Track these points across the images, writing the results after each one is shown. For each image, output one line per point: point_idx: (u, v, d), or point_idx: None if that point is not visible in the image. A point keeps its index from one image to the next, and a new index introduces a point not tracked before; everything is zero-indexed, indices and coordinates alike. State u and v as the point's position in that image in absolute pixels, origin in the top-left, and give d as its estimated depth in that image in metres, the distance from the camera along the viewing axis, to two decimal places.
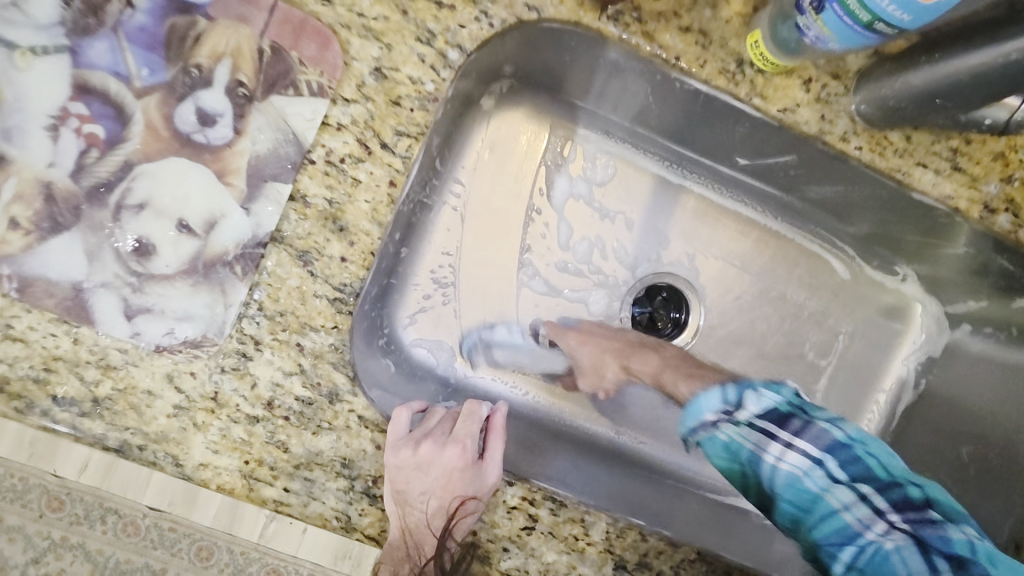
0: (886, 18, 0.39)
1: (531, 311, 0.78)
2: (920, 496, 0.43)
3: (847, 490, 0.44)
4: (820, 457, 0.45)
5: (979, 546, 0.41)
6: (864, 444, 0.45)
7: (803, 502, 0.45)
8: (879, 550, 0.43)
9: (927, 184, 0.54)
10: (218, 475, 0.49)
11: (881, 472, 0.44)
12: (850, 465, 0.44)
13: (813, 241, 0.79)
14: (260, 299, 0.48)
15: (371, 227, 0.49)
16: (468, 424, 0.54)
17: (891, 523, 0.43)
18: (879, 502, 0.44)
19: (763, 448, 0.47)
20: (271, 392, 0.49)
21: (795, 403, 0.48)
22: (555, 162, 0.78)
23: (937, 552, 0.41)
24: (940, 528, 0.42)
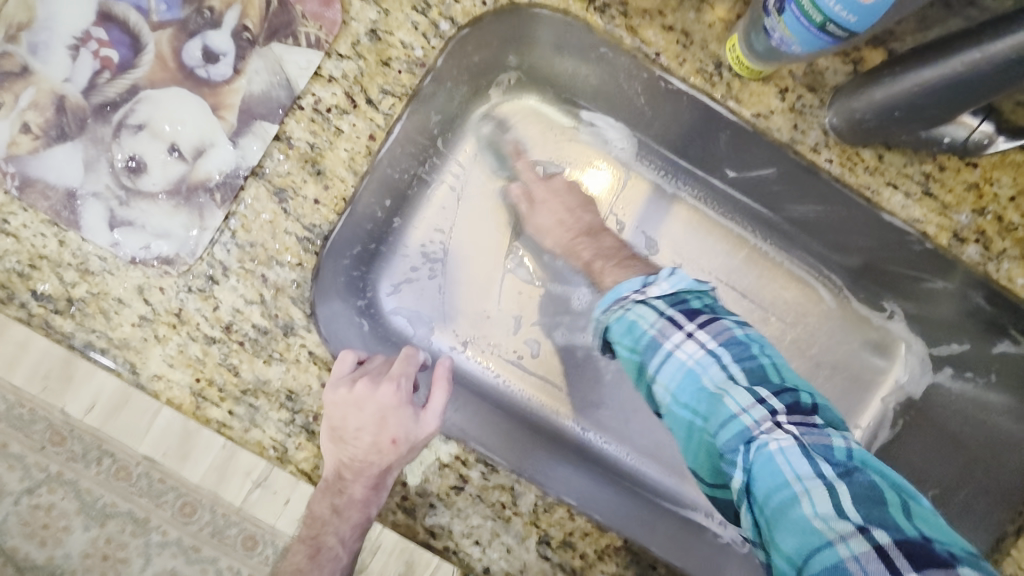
0: (836, 20, 0.43)
1: (512, 296, 0.80)
2: (809, 404, 0.43)
3: (746, 393, 0.43)
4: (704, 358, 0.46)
5: (857, 451, 0.39)
6: (761, 354, 0.46)
7: (700, 390, 0.45)
8: (763, 449, 0.40)
9: (896, 206, 0.54)
10: (169, 389, 0.52)
11: (776, 375, 0.44)
12: (745, 359, 0.45)
13: (802, 267, 0.80)
14: (234, 228, 0.51)
15: (347, 174, 0.52)
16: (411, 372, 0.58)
17: (776, 422, 0.41)
18: (773, 402, 0.42)
19: (665, 329, 0.48)
20: (231, 316, 0.52)
21: (699, 293, 0.51)
22: (555, 158, 0.80)
23: (801, 442, 0.40)
24: (825, 434, 0.40)
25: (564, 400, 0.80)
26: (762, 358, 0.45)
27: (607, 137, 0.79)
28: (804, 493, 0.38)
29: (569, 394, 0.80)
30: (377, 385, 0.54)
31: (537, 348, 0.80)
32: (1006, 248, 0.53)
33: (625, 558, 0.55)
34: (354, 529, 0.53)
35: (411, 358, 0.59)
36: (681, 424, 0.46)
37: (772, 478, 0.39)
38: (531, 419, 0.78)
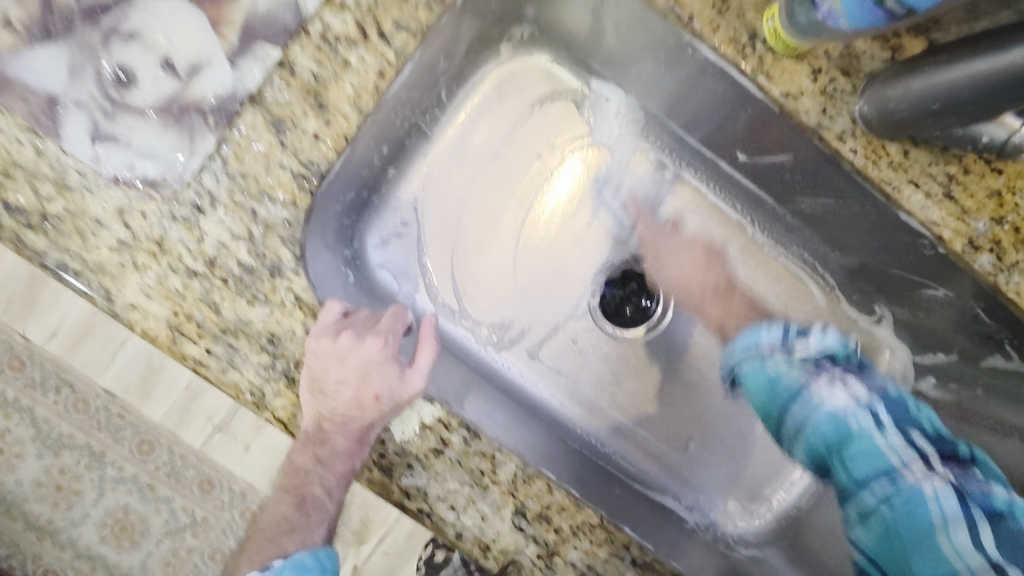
0: None
1: (505, 262, 0.78)
2: (966, 454, 0.46)
3: (874, 418, 0.47)
4: (914, 406, 0.48)
5: (1017, 503, 0.42)
6: (925, 415, 0.48)
7: (931, 434, 0.47)
8: (915, 491, 0.43)
9: (915, 205, 0.53)
10: (145, 320, 0.49)
11: (926, 424, 0.47)
12: (903, 424, 0.47)
13: (798, 262, 0.78)
14: (225, 155, 0.48)
15: (351, 111, 0.49)
16: (397, 327, 0.56)
17: (933, 470, 0.44)
18: (969, 467, 0.44)
19: (816, 376, 0.50)
20: (215, 250, 0.49)
21: (845, 355, 0.52)
22: (563, 121, 0.78)
23: (966, 489, 0.42)
24: (983, 482, 0.43)
25: (549, 372, 0.79)
26: (926, 415, 0.48)
27: (617, 106, 0.77)
28: (955, 529, 0.40)
29: (554, 367, 0.79)
30: (361, 338, 0.53)
31: (524, 317, 0.78)
32: (1018, 261, 0.53)
33: (599, 534, 0.55)
34: (337, 480, 0.52)
35: (399, 314, 0.57)
36: (826, 445, 0.48)
37: (917, 519, 0.42)
38: (513, 392, 0.77)
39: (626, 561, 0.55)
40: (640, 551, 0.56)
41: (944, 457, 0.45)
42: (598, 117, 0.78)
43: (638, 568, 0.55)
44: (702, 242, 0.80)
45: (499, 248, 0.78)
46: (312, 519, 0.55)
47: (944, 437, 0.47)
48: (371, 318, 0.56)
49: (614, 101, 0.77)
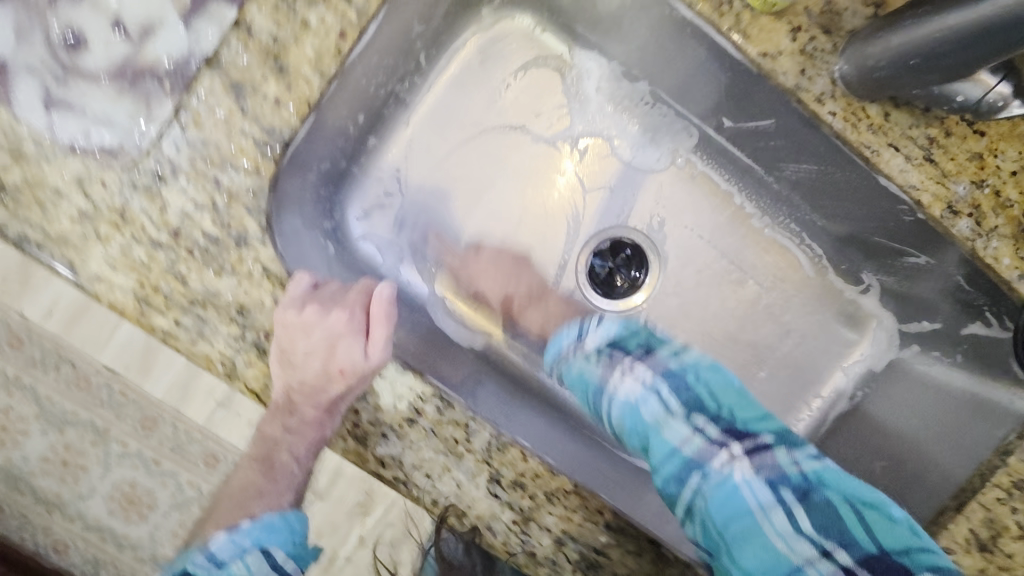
0: None
1: (487, 234, 0.77)
2: (755, 427, 0.46)
3: (684, 426, 0.47)
4: (692, 368, 0.50)
5: (813, 471, 0.43)
6: (694, 375, 0.50)
7: (707, 397, 0.48)
8: (726, 481, 0.43)
9: (894, 169, 0.51)
10: (110, 292, 0.48)
11: (709, 403, 0.48)
12: (683, 403, 0.48)
13: (785, 230, 0.77)
14: (185, 122, 0.47)
15: (312, 75, 0.48)
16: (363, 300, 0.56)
17: (734, 454, 0.44)
18: (762, 439, 0.45)
19: (609, 372, 0.52)
20: (179, 221, 0.48)
21: (654, 343, 0.54)
22: (547, 87, 0.75)
23: (763, 475, 0.43)
24: (773, 452, 0.44)
25: (535, 343, 0.78)
26: (723, 377, 0.50)
27: (598, 76, 0.75)
28: (766, 519, 0.41)
29: (538, 337, 0.78)
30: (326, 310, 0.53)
31: (509, 286, 0.77)
32: (997, 226, 0.51)
33: (574, 502, 0.55)
34: (308, 448, 0.54)
35: (369, 287, 0.57)
36: (638, 444, 0.49)
37: (733, 509, 0.42)
38: (495, 361, 0.76)
39: (601, 526, 0.56)
40: (615, 517, 0.56)
41: (727, 433, 0.45)
42: (583, 82, 0.75)
43: (612, 533, 0.56)
44: (685, 211, 0.78)
45: (481, 220, 0.77)
46: (280, 487, 0.56)
47: (719, 406, 0.47)
48: (341, 290, 0.56)
49: (595, 70, 0.74)
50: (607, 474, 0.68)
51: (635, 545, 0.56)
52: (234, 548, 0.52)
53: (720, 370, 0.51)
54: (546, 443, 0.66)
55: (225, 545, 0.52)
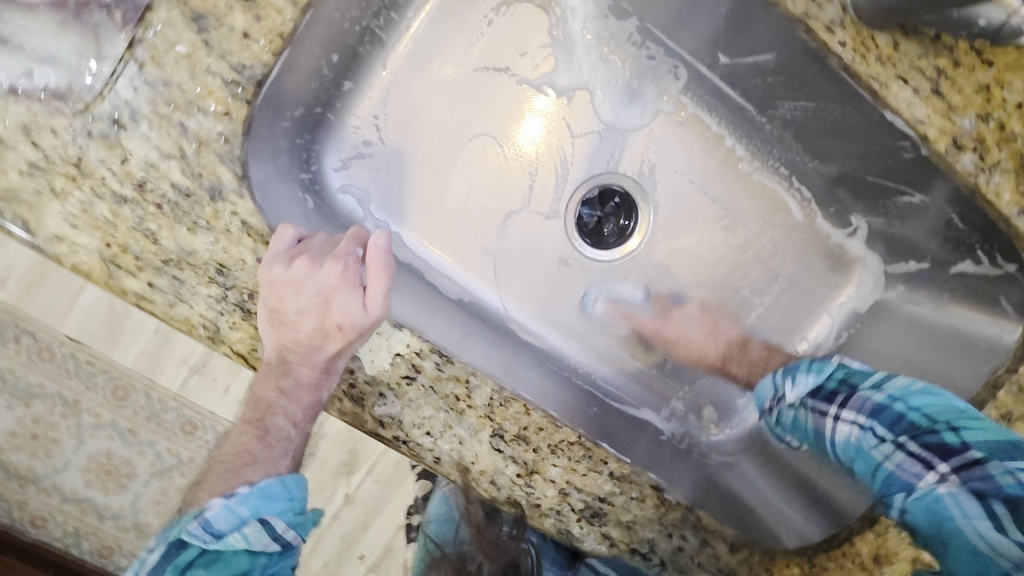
0: None
1: (475, 184, 0.73)
2: (958, 442, 0.49)
3: (888, 444, 0.52)
4: (904, 391, 0.53)
5: (1013, 472, 0.46)
6: (940, 398, 0.52)
7: (943, 424, 0.50)
8: (930, 494, 0.49)
9: (901, 102, 0.50)
10: (73, 255, 0.44)
11: (925, 422, 0.51)
12: (891, 425, 0.52)
13: (775, 175, 0.75)
14: (141, 59, 0.42)
15: (283, 5, 0.43)
16: (356, 249, 0.51)
17: (943, 474, 0.49)
18: (968, 458, 0.48)
19: (821, 419, 0.56)
20: (144, 172, 0.44)
21: (847, 376, 0.57)
22: (534, 22, 0.70)
23: (970, 487, 0.48)
24: (982, 467, 0.48)
25: (528, 296, 0.77)
26: (941, 401, 0.52)
27: (583, 15, 0.71)
28: (969, 526, 0.47)
29: (530, 291, 0.77)
30: (316, 264, 0.48)
31: (498, 239, 0.75)
32: (999, 160, 0.51)
33: (577, 452, 0.55)
34: (306, 410, 0.50)
35: (358, 236, 0.52)
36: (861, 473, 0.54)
37: (942, 521, 0.49)
38: (488, 316, 0.74)
39: (604, 475, 0.56)
40: (618, 466, 0.56)
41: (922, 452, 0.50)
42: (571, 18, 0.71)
43: (615, 480, 0.56)
44: (676, 156, 0.76)
45: (467, 169, 0.73)
46: (277, 451, 0.52)
47: (936, 423, 0.50)
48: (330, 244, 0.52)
49: (580, 8, 0.71)
50: (604, 422, 0.69)
51: (637, 490, 0.57)
52: (231, 517, 0.50)
53: (935, 393, 0.52)
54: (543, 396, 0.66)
55: (221, 513, 0.49)
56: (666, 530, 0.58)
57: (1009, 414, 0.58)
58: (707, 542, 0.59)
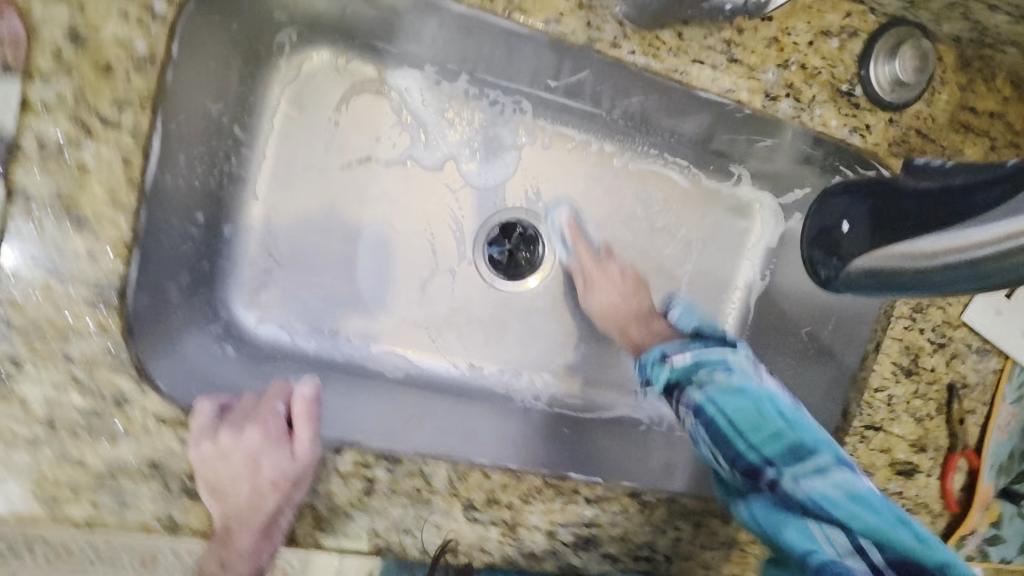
0: None
1: (381, 271, 0.75)
2: (759, 457, 0.55)
3: (721, 456, 0.57)
4: (718, 393, 0.59)
5: (850, 490, 0.52)
6: (769, 395, 0.58)
7: (742, 428, 0.57)
8: (762, 499, 0.54)
9: (706, 81, 0.52)
10: (11, 506, 0.46)
11: (731, 433, 0.57)
12: (724, 448, 0.57)
13: (647, 157, 0.79)
14: (5, 313, 0.43)
15: (116, 214, 0.44)
16: (278, 405, 0.55)
17: (768, 482, 0.54)
18: (768, 474, 0.54)
19: (676, 403, 0.63)
20: (47, 409, 0.45)
21: (721, 364, 0.61)
22: (377, 109, 0.72)
23: (771, 493, 0.53)
24: (778, 475, 0.53)
25: (471, 350, 0.79)
26: (749, 401, 0.58)
27: (418, 89, 0.72)
28: (808, 528, 0.51)
29: (471, 343, 0.79)
30: (239, 430, 0.51)
31: (423, 310, 0.77)
32: (814, 95, 0.55)
33: (550, 493, 0.57)
34: None
35: (283, 391, 0.55)
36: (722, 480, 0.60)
37: (790, 527, 0.52)
38: (438, 386, 0.77)
39: (581, 503, 0.58)
40: (592, 489, 0.59)
41: (745, 471, 0.55)
42: (407, 94, 0.72)
43: (594, 504, 0.59)
44: (553, 174, 0.79)
45: (367, 260, 0.75)
46: None
47: (738, 436, 0.57)
48: (254, 403, 0.55)
49: (412, 85, 0.72)
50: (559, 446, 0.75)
51: (618, 504, 0.60)
52: None
53: (744, 394, 0.58)
54: (499, 446, 0.72)
55: None
56: (660, 528, 0.61)
57: (921, 305, 0.64)
58: (702, 523, 0.62)
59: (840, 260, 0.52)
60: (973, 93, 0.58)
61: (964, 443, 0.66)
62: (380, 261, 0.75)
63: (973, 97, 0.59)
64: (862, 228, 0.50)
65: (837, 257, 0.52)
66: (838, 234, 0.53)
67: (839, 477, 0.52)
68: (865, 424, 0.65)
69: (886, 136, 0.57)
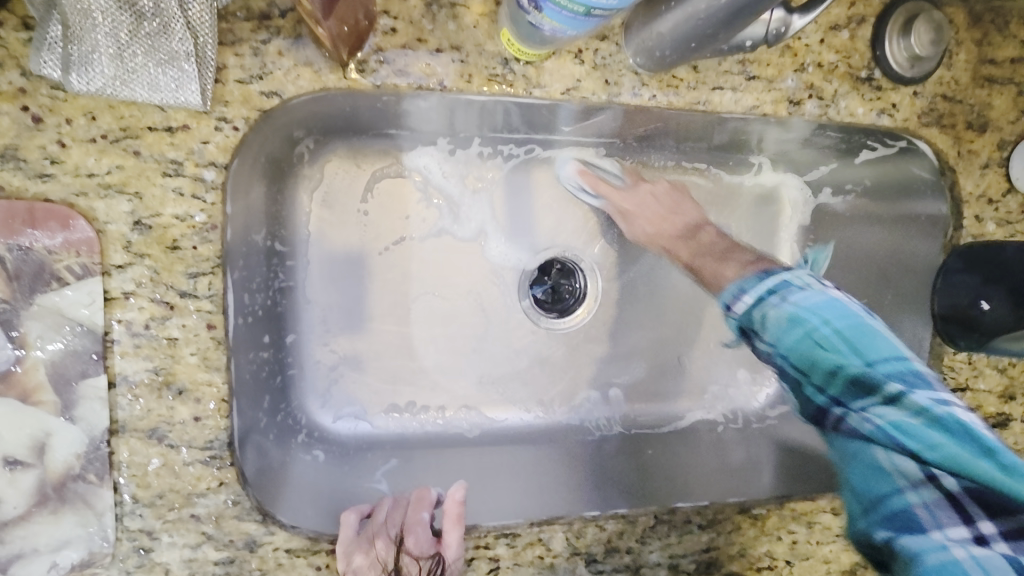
0: (597, 6, 0.38)
1: (440, 341, 0.77)
2: (832, 396, 0.53)
3: (804, 389, 0.55)
4: (777, 330, 0.55)
5: (938, 423, 0.48)
6: (828, 319, 0.53)
7: (801, 367, 0.54)
8: (857, 441, 0.51)
9: (729, 104, 0.53)
10: None
11: (805, 368, 0.54)
12: (795, 391, 0.56)
13: (667, 169, 0.79)
14: (131, 492, 0.45)
15: (209, 375, 0.46)
16: (423, 514, 0.54)
17: (844, 417, 0.52)
18: (836, 413, 0.53)
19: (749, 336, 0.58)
20: (187, 569, 0.47)
21: (779, 291, 0.57)
22: (400, 190, 0.73)
23: (863, 427, 0.51)
24: (851, 413, 0.51)
25: (539, 392, 0.81)
26: (802, 333, 0.54)
27: (436, 161, 0.74)
28: (880, 455, 0.50)
29: (539, 388, 0.81)
30: (393, 539, 0.52)
31: (487, 368, 0.79)
32: (835, 90, 0.55)
33: (663, 529, 0.59)
34: None
35: (427, 497, 0.55)
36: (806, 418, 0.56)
37: (869, 461, 0.51)
38: (519, 436, 0.79)
39: (694, 531, 0.60)
40: (702, 516, 0.60)
41: (818, 412, 0.54)
42: (428, 168, 0.74)
43: (708, 529, 0.60)
44: (576, 209, 0.80)
45: (423, 335, 0.76)
46: None
47: (805, 373, 0.54)
48: (399, 506, 0.55)
49: (430, 160, 0.74)
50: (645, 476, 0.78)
51: (731, 523, 0.61)
52: None
53: (801, 324, 0.54)
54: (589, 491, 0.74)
55: None
56: (775, 536, 0.62)
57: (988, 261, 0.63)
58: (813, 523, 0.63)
59: (985, 333, 0.65)
60: (989, 46, 0.59)
61: None
62: (436, 332, 0.77)
63: (991, 49, 0.59)
64: (1001, 304, 0.63)
65: (980, 332, 0.65)
66: (980, 312, 0.65)
67: (915, 405, 0.49)
68: (953, 387, 0.65)
69: (913, 109, 0.58)
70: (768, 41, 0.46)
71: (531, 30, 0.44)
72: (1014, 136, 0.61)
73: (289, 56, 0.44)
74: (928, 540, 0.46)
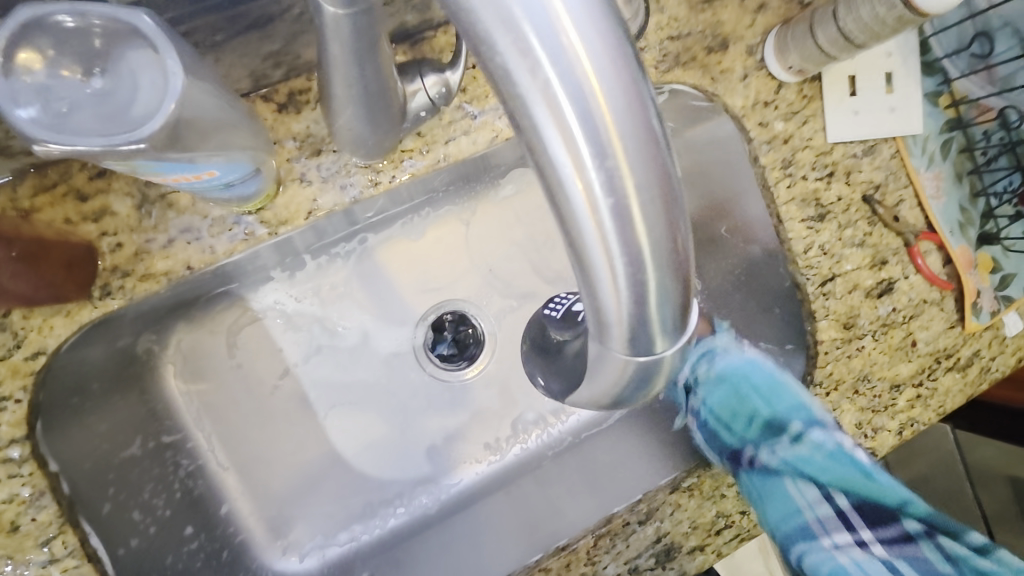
0: (228, 178, 0.42)
1: (365, 442, 0.78)
2: (752, 453, 0.70)
3: (762, 450, 0.70)
4: (709, 395, 0.74)
5: (835, 453, 0.66)
6: (748, 375, 0.73)
7: (727, 419, 0.73)
8: (796, 455, 0.69)
9: (468, 147, 0.54)
10: None
11: (727, 426, 0.72)
12: (712, 441, 0.71)
13: (498, 191, 0.80)
14: None
15: None
16: None
17: (772, 451, 0.70)
18: (748, 454, 0.70)
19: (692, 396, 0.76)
20: None
21: (705, 356, 0.75)
22: (265, 330, 0.75)
23: (813, 519, 0.67)
24: (766, 452, 0.70)
25: (482, 442, 0.81)
26: (728, 388, 0.74)
27: (285, 292, 0.75)
28: (794, 493, 0.67)
29: (482, 436, 0.81)
30: None
31: (424, 442, 0.80)
32: None
33: (608, 540, 0.60)
34: None
35: None
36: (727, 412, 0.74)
37: (789, 509, 0.66)
38: (481, 490, 0.80)
39: (638, 528, 0.61)
40: (637, 512, 0.61)
41: (732, 454, 0.69)
42: (277, 300, 0.74)
43: (649, 520, 0.61)
44: (437, 266, 0.81)
45: (349, 442, 0.77)
46: None
47: (723, 425, 0.72)
48: None
49: (279, 293, 0.74)
50: (616, 468, 0.75)
51: (668, 504, 0.62)
52: None
53: (722, 382, 0.74)
54: (571, 509, 0.73)
55: None
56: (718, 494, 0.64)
57: (785, 160, 0.64)
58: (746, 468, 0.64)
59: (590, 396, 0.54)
60: None
61: (915, 231, 0.67)
62: (359, 434, 0.78)
63: None
64: None
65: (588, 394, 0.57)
66: None
67: (814, 442, 0.67)
68: (818, 282, 0.65)
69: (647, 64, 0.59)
70: (439, 103, 0.46)
71: (232, 194, 0.46)
72: (759, 37, 0.62)
73: (36, 313, 0.46)
74: (824, 553, 0.64)
